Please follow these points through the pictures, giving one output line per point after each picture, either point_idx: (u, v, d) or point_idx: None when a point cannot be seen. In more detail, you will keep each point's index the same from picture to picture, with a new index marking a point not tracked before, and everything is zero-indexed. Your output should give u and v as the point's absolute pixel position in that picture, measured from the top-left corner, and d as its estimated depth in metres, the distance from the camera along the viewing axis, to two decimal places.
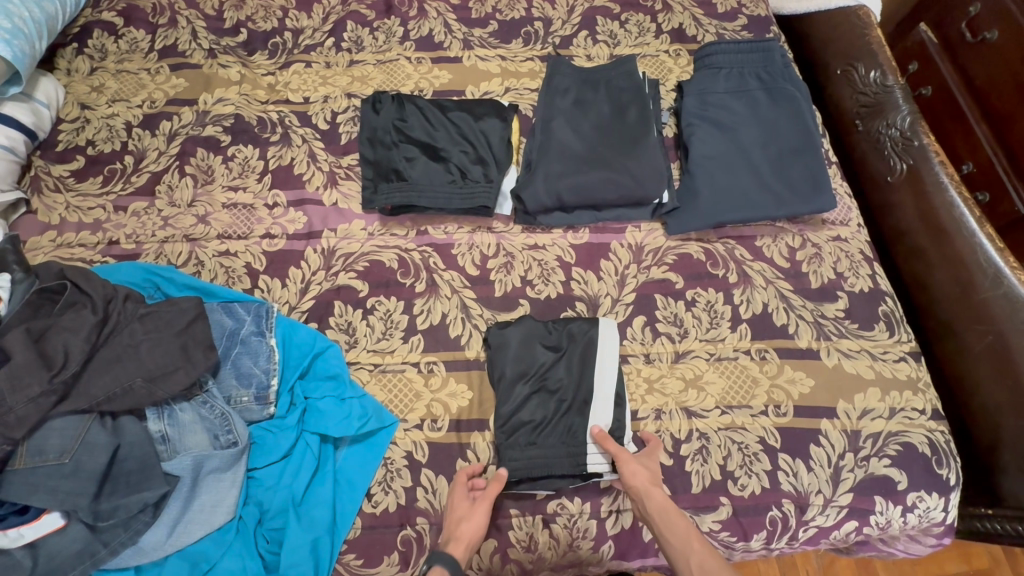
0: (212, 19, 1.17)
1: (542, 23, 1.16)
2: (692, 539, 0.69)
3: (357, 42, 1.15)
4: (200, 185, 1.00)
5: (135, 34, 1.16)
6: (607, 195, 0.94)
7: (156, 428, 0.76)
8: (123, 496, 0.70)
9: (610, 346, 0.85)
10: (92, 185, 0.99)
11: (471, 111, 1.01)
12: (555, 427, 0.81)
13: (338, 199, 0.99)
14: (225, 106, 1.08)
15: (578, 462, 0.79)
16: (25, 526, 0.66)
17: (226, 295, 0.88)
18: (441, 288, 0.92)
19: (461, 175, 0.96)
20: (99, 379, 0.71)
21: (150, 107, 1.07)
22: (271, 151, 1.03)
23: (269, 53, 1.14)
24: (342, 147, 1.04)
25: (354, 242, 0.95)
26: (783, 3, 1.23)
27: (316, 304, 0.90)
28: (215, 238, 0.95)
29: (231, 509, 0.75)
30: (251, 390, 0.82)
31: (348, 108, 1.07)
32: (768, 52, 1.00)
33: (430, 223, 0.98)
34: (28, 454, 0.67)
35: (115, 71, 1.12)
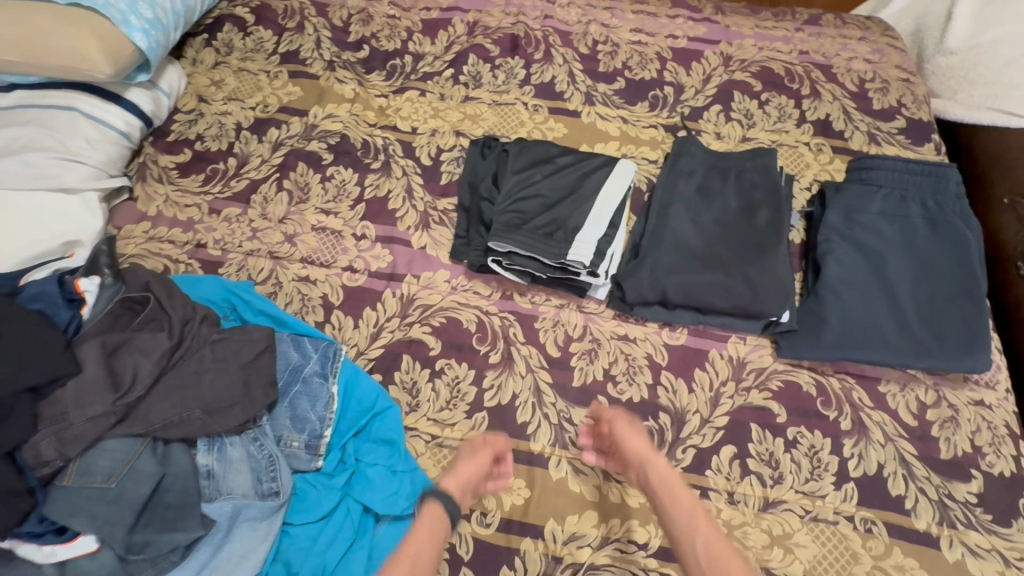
0: (337, 29, 1.16)
1: (672, 88, 1.08)
2: (654, 465, 0.70)
3: (476, 77, 1.10)
4: (294, 202, 0.98)
5: (262, 34, 1.16)
6: (717, 301, 0.83)
7: (204, 461, 0.73)
8: (156, 532, 0.67)
9: (611, 200, 0.88)
10: (192, 182, 0.99)
11: (581, 164, 0.92)
12: (542, 206, 0.88)
13: (427, 244, 0.94)
14: (333, 123, 1.06)
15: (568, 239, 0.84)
16: (61, 545, 0.64)
17: (297, 327, 0.85)
18: (517, 364, 0.85)
19: (559, 225, 0.86)
20: (157, 406, 0.69)
21: (263, 111, 1.07)
22: (369, 178, 1.00)
23: (386, 74, 1.11)
24: (441, 188, 0.99)
25: (435, 293, 0.90)
26: (945, 106, 1.13)
27: (384, 354, 0.86)
28: (298, 260, 0.92)
29: (256, 566, 0.70)
30: (303, 436, 0.77)
31: (454, 147, 1.03)
32: (940, 178, 0.88)
33: (518, 288, 0.91)
34: (77, 472, 0.65)
35: (236, 68, 1.12)
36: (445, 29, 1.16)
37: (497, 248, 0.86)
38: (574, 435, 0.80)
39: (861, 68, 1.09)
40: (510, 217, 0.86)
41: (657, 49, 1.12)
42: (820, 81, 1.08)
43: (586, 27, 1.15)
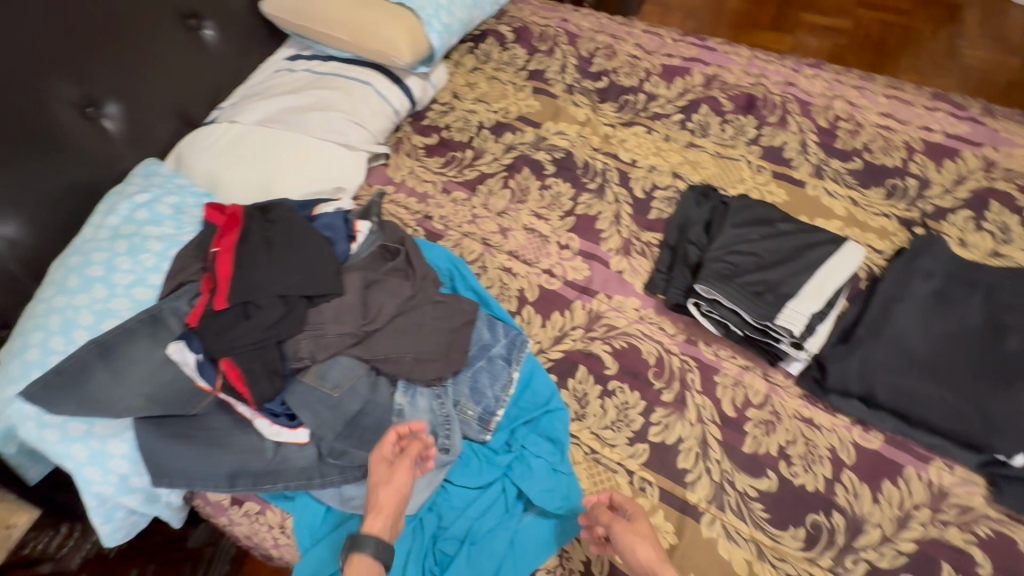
0: (583, 59, 1.27)
1: (916, 182, 1.01)
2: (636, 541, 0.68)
3: (704, 127, 1.13)
4: (514, 201, 1.07)
5: (517, 51, 1.31)
6: (931, 416, 0.77)
7: (399, 399, 0.81)
8: (353, 446, 0.78)
9: (835, 278, 0.84)
10: (434, 162, 1.14)
11: (804, 234, 0.90)
12: (756, 265, 0.87)
13: (625, 269, 0.97)
14: (561, 139, 1.15)
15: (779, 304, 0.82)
16: (287, 430, 0.76)
17: (495, 309, 0.92)
18: (689, 409, 0.84)
19: (770, 288, 0.85)
20: (384, 341, 0.79)
21: (503, 116, 1.20)
22: (583, 196, 1.07)
23: (618, 106, 1.19)
24: (648, 221, 1.02)
25: (622, 317, 0.93)
26: None
27: (563, 358, 0.90)
28: (506, 251, 1.01)
29: (416, 506, 0.77)
30: (478, 408, 0.84)
31: (670, 186, 1.06)
32: None
33: (705, 337, 0.90)
34: (315, 374, 0.77)
35: (489, 76, 1.27)
36: (683, 76, 1.21)
37: (701, 292, 0.87)
38: (734, 501, 0.78)
39: None
40: (721, 267, 0.87)
41: (907, 138, 1.06)
42: None
43: (829, 101, 1.13)
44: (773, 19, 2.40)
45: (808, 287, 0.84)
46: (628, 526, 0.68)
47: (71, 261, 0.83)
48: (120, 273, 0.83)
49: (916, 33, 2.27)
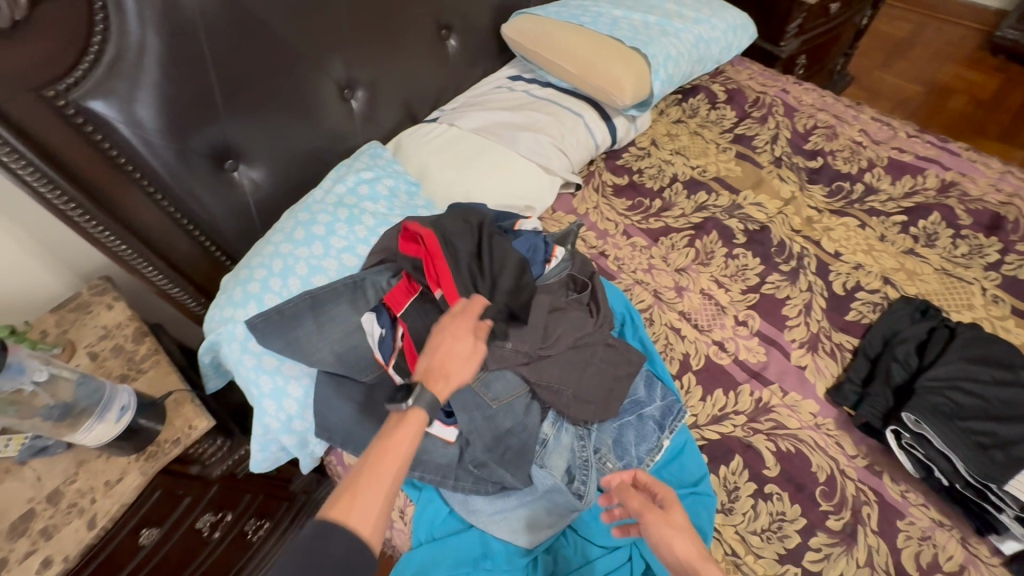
0: (797, 134, 1.21)
1: None
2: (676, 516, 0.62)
3: (930, 236, 1.01)
4: (695, 261, 1.03)
5: (726, 112, 1.28)
6: None
7: (545, 429, 0.81)
8: (495, 462, 0.77)
9: None
10: (621, 203, 1.14)
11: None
12: (981, 412, 0.76)
13: (807, 366, 0.89)
14: (758, 211, 1.09)
15: (1008, 467, 0.70)
16: (439, 424, 0.79)
17: (657, 367, 0.89)
18: (858, 548, 0.73)
19: (996, 443, 0.73)
20: (553, 369, 0.79)
21: (700, 173, 1.17)
22: (772, 276, 1.00)
23: (829, 191, 1.11)
24: (844, 322, 0.93)
25: (795, 417, 0.85)
26: None
27: (719, 441, 0.83)
28: (677, 310, 0.97)
29: (534, 541, 0.77)
30: (619, 463, 0.81)
31: (877, 291, 0.95)
32: None
33: (893, 472, 0.78)
34: (481, 381, 0.79)
35: (692, 130, 1.25)
36: (913, 175, 1.10)
37: (904, 420, 0.77)
38: None
39: None
40: (936, 401, 0.77)
41: None
42: None
43: None
44: (1004, 130, 2.12)
45: None
46: (661, 518, 0.61)
47: (301, 216, 0.94)
48: (337, 237, 0.92)
49: None
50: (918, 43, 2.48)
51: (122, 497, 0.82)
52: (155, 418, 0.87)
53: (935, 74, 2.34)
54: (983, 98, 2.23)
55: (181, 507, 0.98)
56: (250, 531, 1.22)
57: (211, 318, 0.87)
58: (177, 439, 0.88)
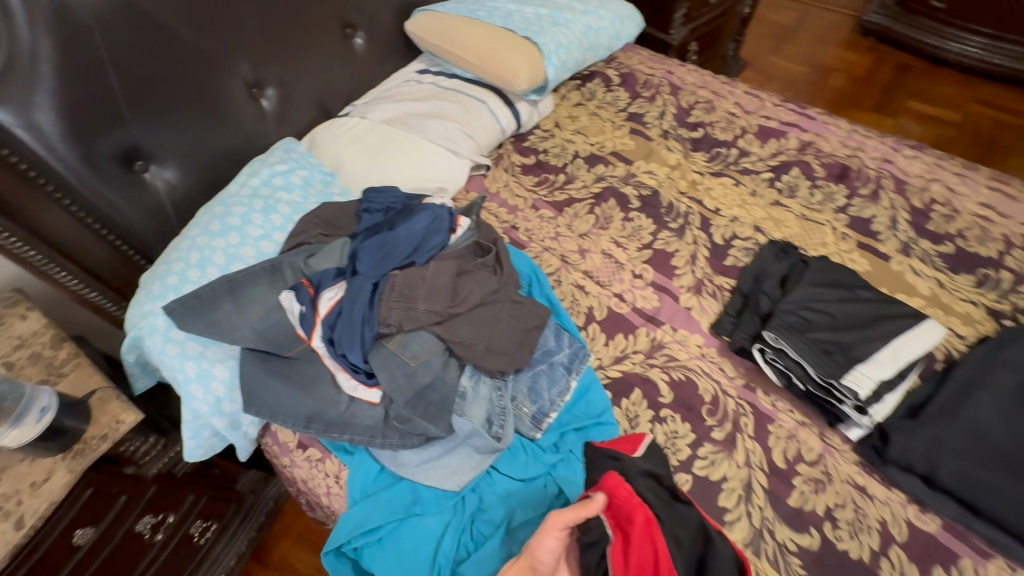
0: (682, 109, 1.35)
1: (1010, 276, 0.99)
2: None
3: (792, 188, 1.16)
4: (596, 226, 1.14)
5: (621, 94, 1.40)
6: (1000, 513, 0.74)
7: (464, 382, 0.88)
8: (418, 416, 0.84)
9: (908, 351, 0.84)
10: (528, 180, 1.23)
11: (882, 303, 0.91)
12: (827, 325, 0.89)
13: (693, 307, 1.01)
14: (650, 178, 1.21)
15: (845, 365, 0.84)
16: (363, 386, 0.85)
17: (564, 320, 0.98)
18: (737, 451, 0.85)
19: (840, 349, 0.86)
20: (463, 326, 0.87)
21: (598, 149, 1.28)
22: (663, 233, 1.12)
23: (710, 157, 1.25)
24: (723, 267, 1.06)
25: (684, 351, 0.96)
26: None
27: (620, 378, 0.94)
28: (581, 270, 1.08)
29: (461, 484, 0.83)
30: (534, 407, 0.89)
31: (749, 238, 1.09)
32: None
33: (764, 385, 0.91)
34: (398, 342, 0.85)
35: (591, 112, 1.37)
36: (778, 139, 1.25)
37: (768, 339, 0.89)
38: (771, 549, 0.77)
39: None
40: (791, 319, 0.90)
41: (1006, 231, 1.05)
42: None
43: (926, 183, 1.13)
44: (876, 101, 2.39)
45: (877, 354, 0.84)
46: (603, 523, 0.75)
47: (216, 210, 0.97)
48: (253, 226, 0.96)
49: None
50: (802, 29, 2.74)
51: (51, 496, 0.83)
52: (81, 417, 0.88)
53: (818, 56, 2.61)
54: (858, 75, 2.51)
55: (117, 506, 0.98)
56: (196, 533, 1.23)
57: (132, 314, 0.90)
58: (105, 434, 0.89)
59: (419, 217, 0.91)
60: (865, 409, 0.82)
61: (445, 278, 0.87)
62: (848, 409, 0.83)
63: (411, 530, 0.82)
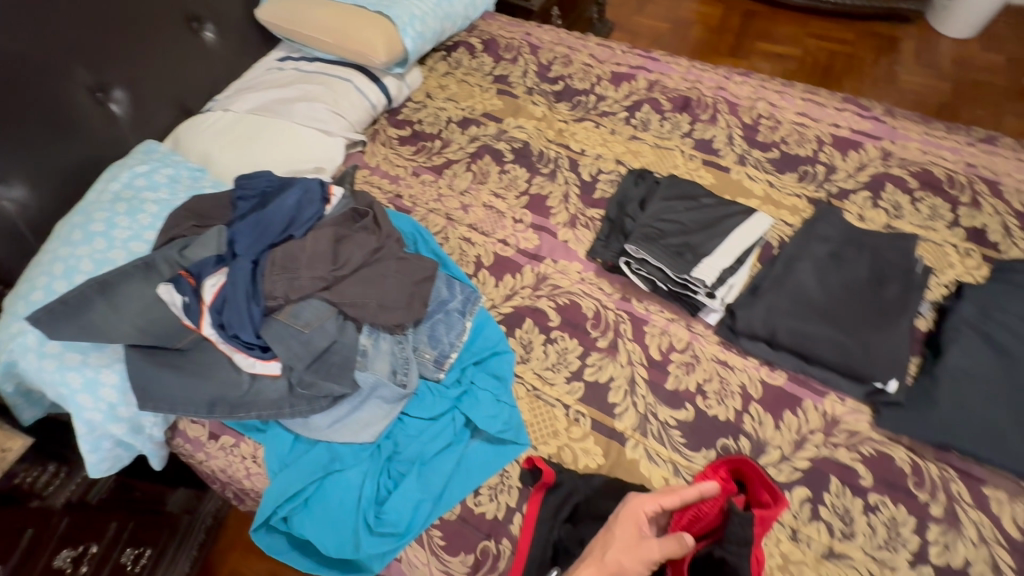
0: (542, 66, 1.43)
1: (824, 168, 1.17)
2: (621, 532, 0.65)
3: (645, 123, 1.29)
4: (475, 182, 1.21)
5: (485, 60, 1.47)
6: (826, 354, 0.88)
7: (363, 341, 0.93)
8: (321, 378, 0.87)
9: (741, 240, 0.98)
10: (406, 150, 1.28)
11: (721, 206, 1.04)
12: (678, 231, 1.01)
13: (569, 239, 1.10)
14: (520, 132, 1.29)
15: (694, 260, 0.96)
16: (260, 361, 0.87)
17: (453, 271, 1.04)
18: (620, 354, 0.96)
19: (690, 249, 0.98)
20: (351, 287, 0.91)
21: (470, 113, 1.35)
22: (537, 179, 1.21)
23: (572, 106, 1.34)
24: (593, 200, 1.16)
25: (566, 278, 1.06)
26: None
27: (512, 313, 1.02)
28: (466, 224, 1.14)
29: (375, 434, 0.87)
30: (434, 352, 0.94)
31: (612, 171, 1.20)
32: None
33: (637, 294, 1.02)
34: (289, 313, 0.88)
35: (459, 79, 1.43)
36: (629, 81, 1.37)
37: (630, 252, 1.00)
38: (656, 428, 0.89)
39: None
40: (647, 231, 1.01)
41: (818, 132, 1.22)
42: (984, 194, 1.09)
43: (753, 103, 1.30)
44: (730, 46, 2.62)
45: (718, 247, 0.97)
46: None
47: (76, 219, 0.94)
48: (119, 229, 0.94)
49: (858, 59, 2.50)
50: None
51: None
52: None
53: (676, 10, 2.81)
54: (712, 24, 2.73)
55: (25, 542, 0.89)
56: (127, 562, 1.15)
57: None
58: None
59: (289, 192, 0.94)
60: (714, 295, 0.95)
61: (325, 245, 0.91)
62: (701, 297, 0.96)
63: (334, 486, 0.85)
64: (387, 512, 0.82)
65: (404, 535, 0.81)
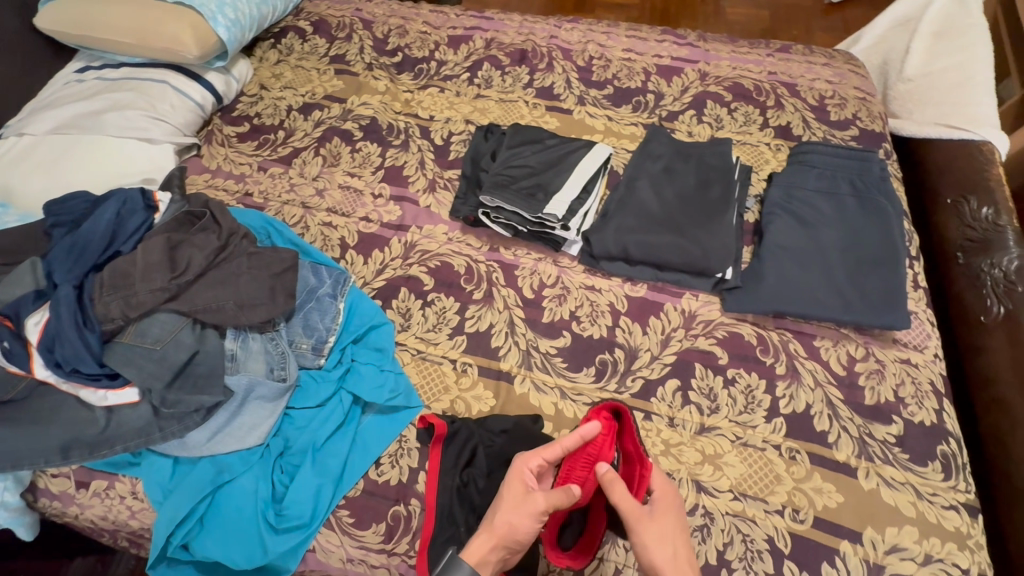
0: (378, 40, 1.40)
1: (653, 96, 1.26)
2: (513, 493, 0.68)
3: (488, 80, 1.31)
4: (327, 165, 1.18)
5: (318, 41, 1.41)
6: (672, 258, 0.97)
7: (230, 346, 0.89)
8: (188, 393, 0.82)
9: (584, 172, 1.05)
10: (248, 146, 1.21)
11: (564, 145, 1.10)
12: (528, 175, 1.05)
13: (431, 204, 1.11)
14: (366, 109, 1.27)
15: (545, 198, 1.01)
16: (112, 391, 0.81)
17: (316, 256, 1.02)
18: (496, 301, 0.99)
19: (541, 189, 1.03)
20: (202, 292, 0.86)
21: (310, 97, 1.29)
22: (390, 152, 1.19)
23: (414, 75, 1.34)
24: (448, 162, 1.17)
25: (433, 242, 1.07)
26: (910, 112, 1.28)
27: (386, 285, 1.02)
28: (324, 209, 1.11)
29: (262, 436, 0.84)
30: (311, 340, 0.92)
31: (463, 131, 1.22)
32: (865, 162, 1.04)
33: (504, 243, 1.06)
34: (134, 333, 0.83)
35: (293, 65, 1.36)
36: (466, 43, 1.39)
37: (486, 203, 1.03)
38: (539, 360, 0.93)
39: (822, 88, 1.25)
40: (499, 179, 1.04)
41: (645, 64, 1.31)
42: (785, 96, 1.24)
43: (585, 46, 1.36)
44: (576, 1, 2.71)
45: (565, 182, 1.03)
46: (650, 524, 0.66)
47: None
48: None
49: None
50: None
51: None
52: None
53: None
54: None
55: None
56: None
57: None
58: None
59: (105, 205, 0.88)
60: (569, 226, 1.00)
61: (160, 253, 0.84)
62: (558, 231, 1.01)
63: (227, 497, 0.81)
64: (290, 506, 0.80)
65: (311, 524, 0.80)
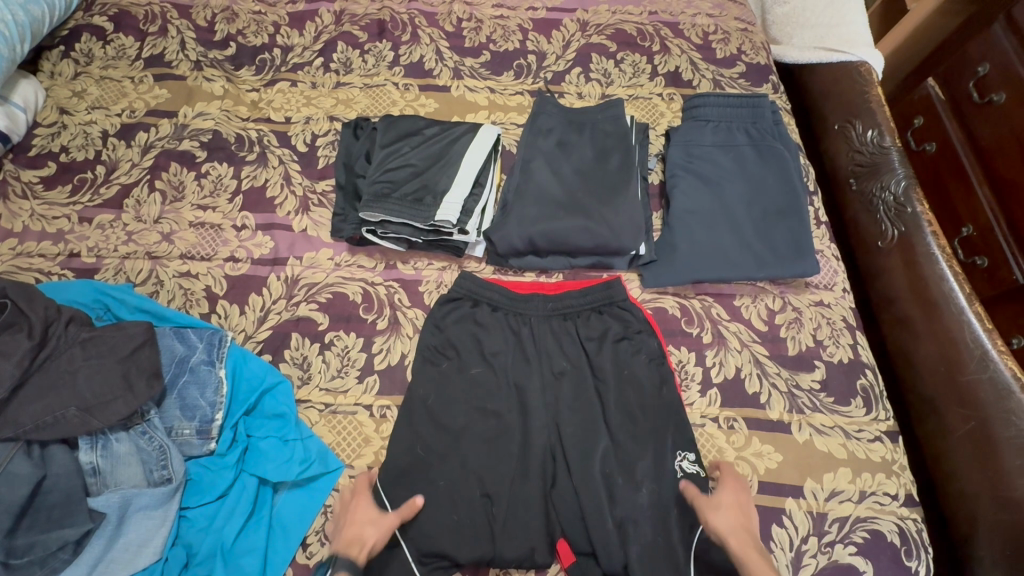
0: (202, 30, 1.16)
1: (535, 57, 1.14)
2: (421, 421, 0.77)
3: (346, 63, 1.13)
4: (169, 202, 0.97)
5: (124, 41, 1.13)
6: (582, 243, 0.90)
7: (88, 459, 0.73)
8: (42, 532, 0.67)
9: (474, 162, 0.94)
10: (59, 194, 0.97)
11: (446, 133, 0.98)
12: (412, 175, 0.93)
13: (307, 226, 0.96)
14: (205, 121, 1.05)
15: (435, 202, 0.89)
16: None
17: (180, 320, 0.85)
18: (403, 327, 0.88)
19: (429, 191, 0.91)
20: (27, 408, 0.69)
21: (129, 116, 1.05)
22: (245, 170, 1.01)
23: (256, 69, 1.12)
24: (319, 172, 1.01)
25: (319, 271, 0.92)
26: (789, 34, 1.24)
27: (272, 335, 0.87)
28: (177, 257, 0.93)
29: (157, 550, 0.70)
30: (194, 423, 0.78)
31: (329, 131, 1.05)
32: (756, 108, 1.01)
33: (400, 257, 0.95)
34: None
35: (98, 77, 1.09)
36: (312, 20, 1.17)
37: (369, 219, 0.90)
38: None
39: (704, 23, 1.19)
40: (378, 188, 0.91)
41: (519, 21, 1.18)
42: (669, 38, 1.16)
43: (449, 6, 1.19)
44: None
45: (455, 178, 0.91)
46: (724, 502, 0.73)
47: None
48: None
49: None
50: None
51: None
52: None
53: None
54: None
55: None
56: None
57: None
58: None
59: None
60: (468, 227, 0.90)
61: None
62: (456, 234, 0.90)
63: None
64: None
65: None
